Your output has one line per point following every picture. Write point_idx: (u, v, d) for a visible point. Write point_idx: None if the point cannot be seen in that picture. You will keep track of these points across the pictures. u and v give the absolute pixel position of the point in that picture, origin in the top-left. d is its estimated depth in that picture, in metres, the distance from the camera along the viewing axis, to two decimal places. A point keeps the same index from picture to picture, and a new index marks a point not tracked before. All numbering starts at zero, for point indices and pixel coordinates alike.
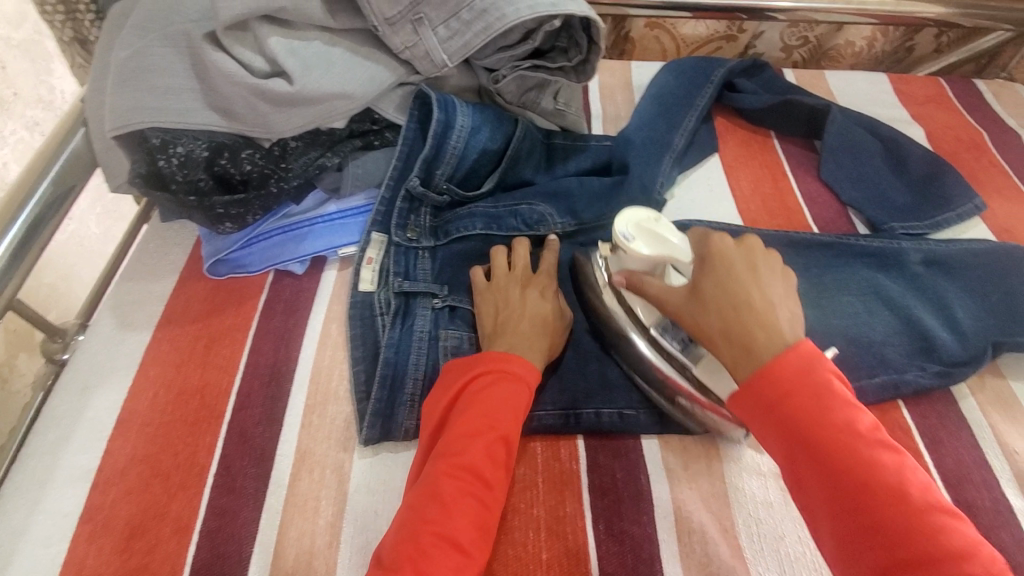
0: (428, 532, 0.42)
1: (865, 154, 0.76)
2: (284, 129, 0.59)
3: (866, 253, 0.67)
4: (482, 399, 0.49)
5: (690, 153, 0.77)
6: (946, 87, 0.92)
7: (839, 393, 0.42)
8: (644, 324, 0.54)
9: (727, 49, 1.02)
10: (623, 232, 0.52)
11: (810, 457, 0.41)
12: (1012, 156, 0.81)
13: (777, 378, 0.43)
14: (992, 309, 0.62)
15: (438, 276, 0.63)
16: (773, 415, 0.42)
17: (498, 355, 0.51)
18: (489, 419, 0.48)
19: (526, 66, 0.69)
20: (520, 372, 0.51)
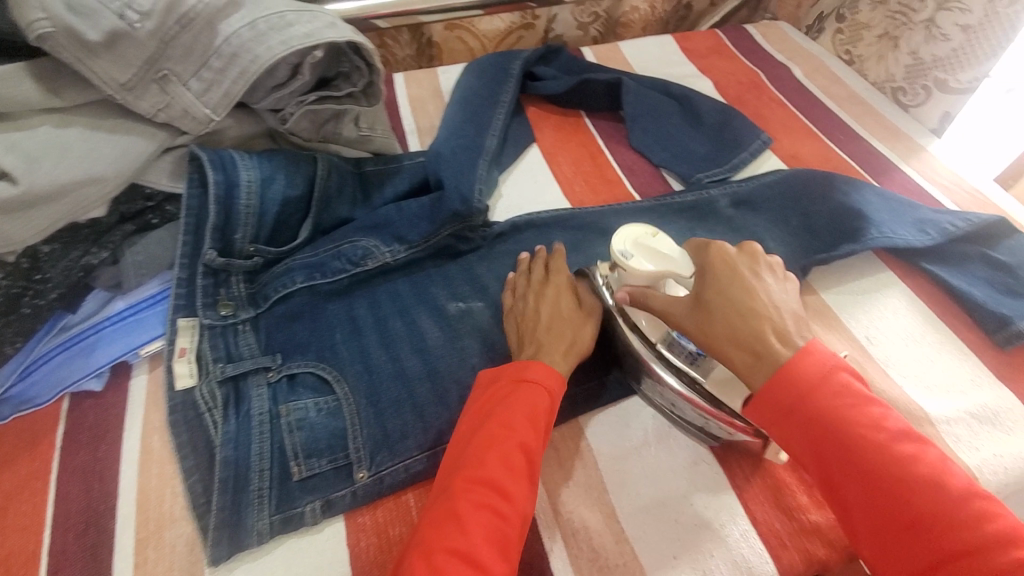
0: (442, 551, 0.38)
1: (664, 116, 0.81)
2: (29, 237, 0.50)
3: (684, 206, 0.71)
4: (499, 408, 0.46)
5: (508, 149, 0.77)
6: (722, 37, 1.00)
7: (856, 392, 0.41)
8: (652, 344, 0.51)
9: (529, 37, 1.04)
10: (621, 246, 0.52)
11: (831, 449, 0.41)
12: (786, 88, 0.90)
13: (807, 391, 0.41)
14: (794, 234, 0.68)
15: (266, 347, 0.56)
16: (795, 417, 0.42)
17: (517, 365, 0.49)
18: (505, 425, 0.45)
19: (312, 100, 0.64)
20: (537, 376, 0.48)
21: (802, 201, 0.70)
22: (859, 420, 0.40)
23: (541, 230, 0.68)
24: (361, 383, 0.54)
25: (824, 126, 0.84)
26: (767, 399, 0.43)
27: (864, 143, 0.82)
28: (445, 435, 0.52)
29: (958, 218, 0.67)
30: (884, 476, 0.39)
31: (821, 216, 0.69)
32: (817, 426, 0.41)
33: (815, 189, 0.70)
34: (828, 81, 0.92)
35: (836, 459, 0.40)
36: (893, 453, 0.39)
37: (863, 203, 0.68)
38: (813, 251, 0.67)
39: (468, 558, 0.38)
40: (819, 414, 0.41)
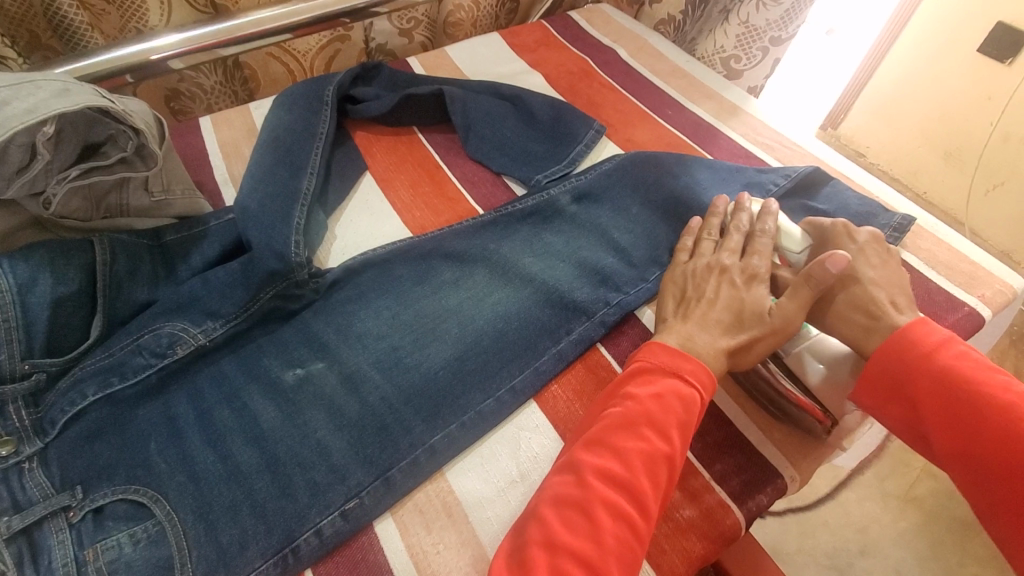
0: (565, 552, 0.38)
1: (497, 119, 0.78)
2: None
3: (525, 211, 0.69)
4: (652, 396, 0.46)
5: (336, 184, 0.71)
6: (548, 27, 0.99)
7: (957, 369, 0.47)
8: None
9: (347, 49, 0.98)
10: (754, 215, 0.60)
11: (942, 405, 0.46)
12: (614, 71, 0.91)
13: (926, 353, 0.48)
14: (638, 222, 0.68)
15: (62, 482, 0.46)
16: (899, 391, 0.49)
17: (672, 348, 0.49)
18: (652, 423, 0.44)
19: (71, 178, 0.54)
20: (691, 374, 0.47)
21: (637, 186, 0.71)
22: (970, 380, 0.46)
23: (379, 267, 0.63)
24: (187, 496, 0.47)
25: (655, 104, 0.85)
26: (889, 361, 0.49)
27: (693, 115, 0.84)
28: (293, 531, 0.46)
29: (780, 176, 0.70)
30: (986, 435, 0.44)
31: (660, 200, 0.69)
32: (928, 382, 0.47)
33: (648, 172, 0.71)
34: (652, 58, 0.94)
35: (942, 418, 0.46)
36: (999, 411, 0.44)
37: (696, 179, 0.70)
38: (657, 239, 0.67)
39: (594, 564, 0.38)
40: (944, 371, 0.47)
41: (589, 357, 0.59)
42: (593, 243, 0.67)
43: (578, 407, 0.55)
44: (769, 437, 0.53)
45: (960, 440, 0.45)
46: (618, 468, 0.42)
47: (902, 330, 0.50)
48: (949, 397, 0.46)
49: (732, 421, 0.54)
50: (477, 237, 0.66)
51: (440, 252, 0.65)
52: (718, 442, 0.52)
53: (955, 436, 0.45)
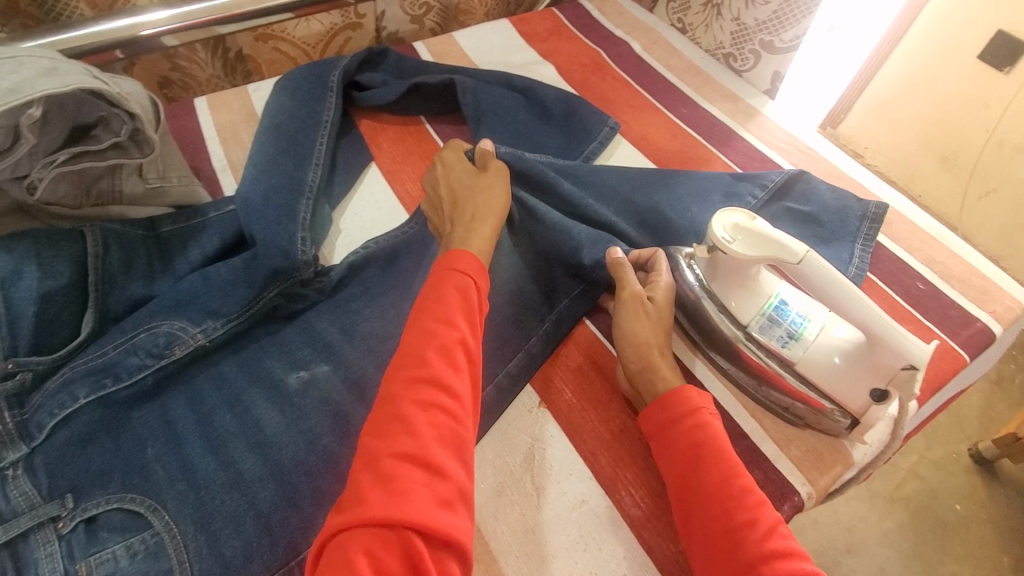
0: (390, 457, 0.36)
1: (510, 113, 0.76)
2: None
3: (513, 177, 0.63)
4: (435, 295, 0.46)
5: (341, 176, 0.69)
6: (560, 16, 0.96)
7: (702, 431, 0.45)
8: (743, 323, 0.56)
9: (358, 37, 0.94)
10: (721, 235, 0.53)
11: (681, 472, 0.45)
12: (627, 65, 0.88)
13: (679, 415, 0.46)
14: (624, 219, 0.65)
15: (50, 490, 0.43)
16: (662, 447, 0.47)
17: (443, 260, 0.50)
18: (440, 318, 0.44)
19: (59, 161, 0.50)
20: (469, 264, 0.49)
21: (630, 181, 0.67)
22: (714, 445, 0.44)
23: (387, 268, 0.61)
24: (186, 506, 0.44)
25: (670, 102, 0.83)
26: (656, 418, 0.48)
27: (708, 114, 0.82)
28: (300, 543, 0.44)
29: (757, 186, 0.68)
30: (709, 507, 0.42)
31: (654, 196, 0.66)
32: (679, 450, 0.45)
33: (644, 171, 0.68)
34: (665, 52, 0.91)
35: (681, 487, 0.44)
36: (724, 482, 0.42)
37: (687, 185, 0.67)
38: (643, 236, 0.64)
39: (425, 454, 0.37)
40: (687, 438, 0.45)
41: (603, 365, 0.57)
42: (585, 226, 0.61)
43: (594, 416, 0.54)
44: (784, 452, 0.53)
45: (691, 508, 0.43)
46: (425, 371, 0.41)
47: (677, 387, 0.48)
48: (688, 458, 0.45)
49: (748, 434, 0.54)
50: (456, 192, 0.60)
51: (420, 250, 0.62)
52: None
53: (685, 504, 0.44)
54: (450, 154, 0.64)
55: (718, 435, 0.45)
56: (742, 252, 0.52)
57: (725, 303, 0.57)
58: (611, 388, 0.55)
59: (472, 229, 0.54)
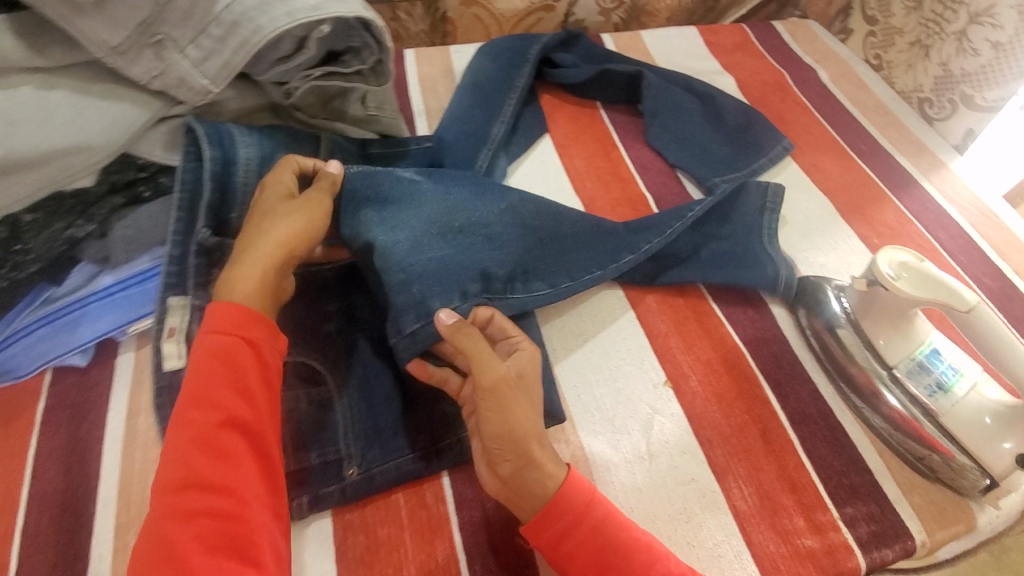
0: (204, 559, 0.38)
1: (685, 113, 0.78)
2: (8, 204, 0.47)
3: (377, 198, 0.55)
4: (210, 371, 0.43)
5: (519, 140, 0.75)
6: (749, 33, 0.97)
7: (602, 524, 0.43)
8: (887, 364, 0.55)
9: (548, 20, 1.00)
10: (887, 272, 0.52)
11: None
12: (811, 91, 0.87)
13: (577, 514, 0.43)
14: (590, 239, 0.59)
15: None
16: (562, 546, 0.43)
17: (215, 327, 0.44)
18: (207, 401, 0.42)
19: (319, 74, 0.60)
20: (227, 319, 0.45)
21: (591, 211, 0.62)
22: (618, 544, 0.43)
23: None
24: (354, 376, 0.52)
25: (848, 135, 0.81)
26: (542, 534, 0.43)
27: (886, 155, 0.79)
28: (441, 434, 0.50)
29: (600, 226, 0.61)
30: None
31: (552, 240, 0.58)
32: (587, 557, 0.43)
33: (529, 204, 0.59)
34: (854, 87, 0.89)
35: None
36: (648, 570, 0.42)
37: (569, 238, 0.59)
38: (550, 275, 0.57)
39: (242, 549, 0.39)
40: (587, 546, 0.43)
41: (735, 364, 0.58)
42: (452, 256, 0.53)
43: (715, 410, 0.54)
44: (907, 497, 0.51)
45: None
46: (183, 469, 0.40)
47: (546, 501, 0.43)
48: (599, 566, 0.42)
49: (871, 471, 0.52)
50: (360, 223, 0.53)
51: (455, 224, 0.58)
52: (849, 485, 0.51)
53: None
54: (290, 172, 0.53)
55: (615, 535, 0.43)
56: (908, 292, 0.51)
57: (871, 340, 0.56)
58: (738, 388, 0.56)
59: (238, 266, 0.47)
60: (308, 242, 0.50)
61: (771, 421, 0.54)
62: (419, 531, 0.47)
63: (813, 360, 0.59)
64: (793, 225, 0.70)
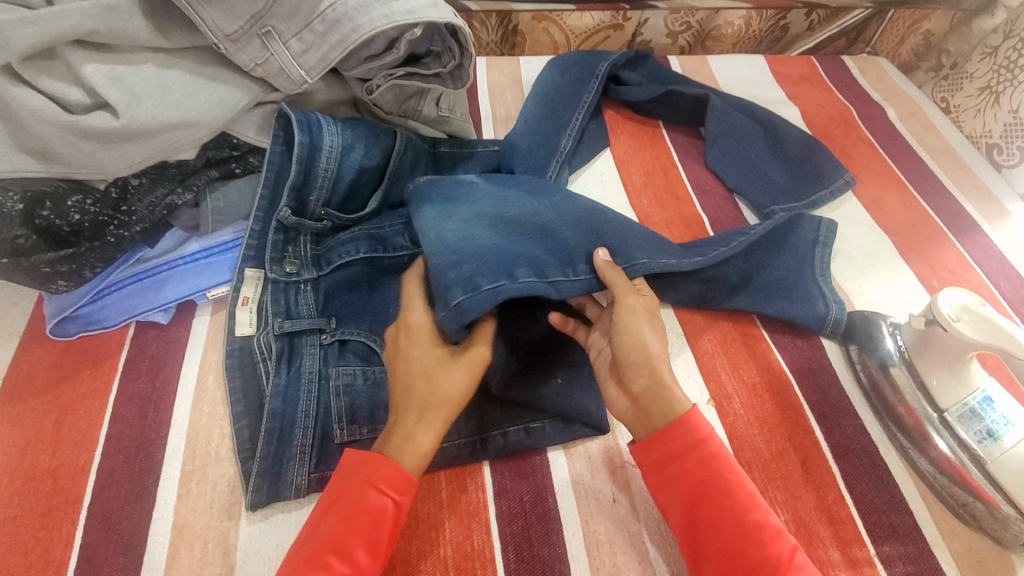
0: None
1: (746, 139, 0.79)
2: (119, 167, 0.52)
3: (433, 197, 0.57)
4: (345, 515, 0.43)
5: (581, 151, 0.77)
6: (817, 66, 0.97)
7: (710, 456, 0.46)
8: (939, 407, 0.54)
9: (615, 38, 1.02)
10: (946, 312, 0.53)
11: (689, 504, 0.45)
12: (876, 128, 0.86)
13: (683, 449, 0.46)
14: (658, 241, 0.59)
15: (324, 310, 0.57)
16: (665, 472, 0.46)
17: (370, 468, 0.44)
18: (337, 550, 0.41)
19: (401, 74, 0.63)
20: (387, 479, 0.44)
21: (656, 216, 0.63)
22: (717, 477, 0.45)
23: None
24: None
25: (913, 174, 0.80)
26: (653, 453, 0.47)
27: (952, 198, 0.78)
28: (488, 425, 0.53)
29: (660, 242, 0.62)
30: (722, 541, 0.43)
31: (611, 224, 0.57)
32: (683, 483, 0.46)
33: (581, 203, 0.59)
34: (921, 127, 0.88)
35: (691, 522, 0.45)
36: (745, 503, 0.44)
37: (624, 225, 0.57)
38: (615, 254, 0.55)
39: None
40: (693, 471, 0.46)
41: (780, 390, 0.58)
42: (503, 243, 0.52)
43: (757, 433, 0.55)
44: (946, 542, 0.50)
45: (701, 546, 0.44)
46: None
47: (676, 419, 0.47)
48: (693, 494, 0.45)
49: (912, 512, 0.51)
50: (418, 222, 0.55)
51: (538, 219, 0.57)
52: (890, 524, 0.50)
53: (694, 541, 0.44)
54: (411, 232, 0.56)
55: (719, 469, 0.45)
56: (968, 333, 0.51)
57: (924, 380, 0.56)
58: (780, 414, 0.56)
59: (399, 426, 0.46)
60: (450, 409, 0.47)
61: (812, 450, 0.54)
62: (457, 514, 0.48)
63: (860, 396, 0.58)
64: (848, 259, 0.69)
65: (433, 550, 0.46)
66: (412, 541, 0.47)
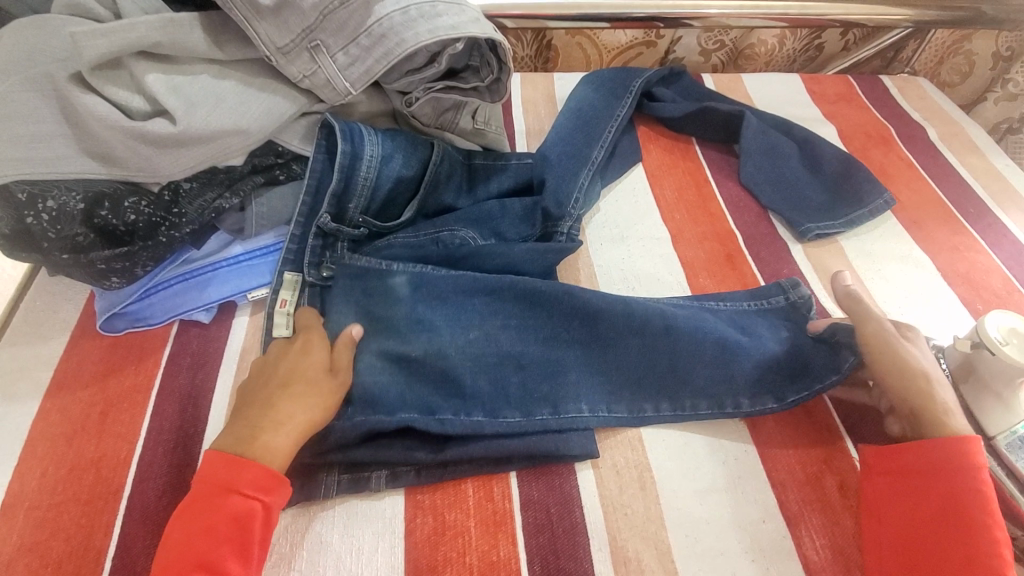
0: None
1: (782, 156, 0.78)
2: (172, 171, 0.54)
3: (354, 288, 0.58)
4: (202, 528, 0.41)
5: (613, 165, 0.77)
6: (853, 84, 0.95)
7: (969, 490, 0.45)
8: (987, 433, 0.52)
9: (648, 55, 1.03)
10: (994, 335, 0.52)
11: (922, 516, 0.46)
12: (917, 148, 0.85)
13: (934, 468, 0.47)
14: (598, 374, 0.56)
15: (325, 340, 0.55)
16: (908, 480, 0.48)
17: (221, 481, 0.43)
18: (201, 566, 0.40)
19: (440, 87, 0.65)
20: (247, 481, 0.43)
21: (605, 354, 0.56)
22: (968, 509, 0.44)
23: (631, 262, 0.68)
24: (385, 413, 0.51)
25: (955, 196, 0.78)
26: (896, 461, 0.49)
27: (996, 220, 0.76)
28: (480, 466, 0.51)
29: (639, 334, 0.57)
30: (941, 560, 0.44)
31: (521, 372, 0.55)
32: (927, 498, 0.46)
33: (506, 338, 0.56)
34: (964, 148, 0.86)
35: (911, 526, 0.46)
36: (989, 544, 0.43)
37: (536, 374, 0.55)
38: (516, 405, 0.53)
39: None
40: (942, 493, 0.46)
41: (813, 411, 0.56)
42: (396, 387, 0.52)
43: (792, 454, 0.53)
44: None
45: (915, 556, 0.45)
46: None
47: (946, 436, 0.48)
48: (927, 510, 0.46)
49: None
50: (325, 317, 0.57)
51: (472, 333, 0.56)
52: None
53: (907, 547, 0.45)
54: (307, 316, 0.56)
55: (976, 504, 0.44)
56: (1017, 357, 0.50)
57: (970, 406, 0.54)
58: (817, 436, 0.54)
59: (271, 432, 0.45)
60: (304, 381, 0.49)
61: (851, 475, 0.52)
62: (483, 523, 0.48)
63: None
64: (888, 280, 0.68)
65: (460, 557, 0.46)
66: (439, 548, 0.47)
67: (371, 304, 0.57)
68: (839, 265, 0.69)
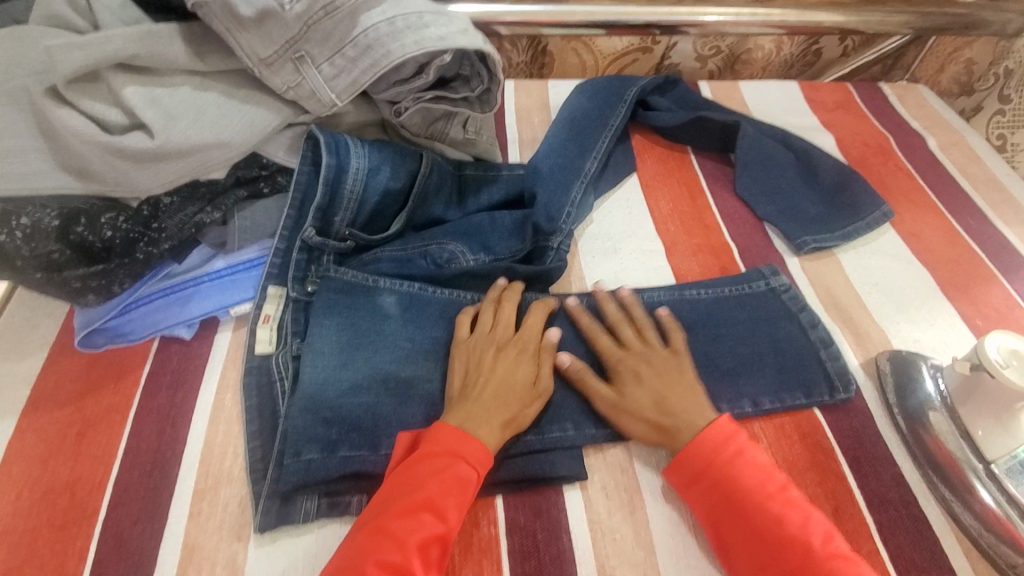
0: None
1: (778, 167, 0.77)
2: (151, 186, 0.53)
3: (336, 306, 0.56)
4: (430, 475, 0.44)
5: (607, 175, 0.76)
6: (852, 92, 0.94)
7: (739, 459, 0.47)
8: (984, 457, 0.52)
9: (643, 61, 1.01)
10: (995, 358, 0.50)
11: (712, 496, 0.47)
12: (916, 158, 0.83)
13: (707, 449, 0.48)
14: (588, 391, 0.55)
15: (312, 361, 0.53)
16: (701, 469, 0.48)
17: (453, 441, 0.46)
18: (432, 506, 0.43)
19: (429, 98, 0.63)
20: (472, 453, 0.46)
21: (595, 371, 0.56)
22: (746, 477, 0.47)
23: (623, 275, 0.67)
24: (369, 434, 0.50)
25: (955, 208, 0.77)
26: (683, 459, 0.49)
27: (998, 232, 0.74)
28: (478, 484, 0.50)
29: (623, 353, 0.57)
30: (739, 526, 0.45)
31: None
32: (713, 480, 0.47)
33: None
34: (965, 158, 0.84)
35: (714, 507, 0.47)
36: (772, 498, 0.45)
37: None
38: None
39: None
40: (710, 470, 0.48)
41: (808, 432, 0.55)
42: (383, 408, 0.51)
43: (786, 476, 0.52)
44: None
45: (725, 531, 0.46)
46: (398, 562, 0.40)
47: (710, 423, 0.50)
48: (714, 488, 0.47)
49: (956, 571, 0.48)
50: (311, 337, 0.54)
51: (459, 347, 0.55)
52: None
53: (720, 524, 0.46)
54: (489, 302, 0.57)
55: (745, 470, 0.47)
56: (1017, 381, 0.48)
57: (968, 429, 0.53)
58: (812, 458, 0.53)
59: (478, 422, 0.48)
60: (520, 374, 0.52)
61: (846, 498, 0.51)
62: (467, 549, 0.47)
63: (898, 441, 0.55)
64: (886, 294, 0.66)
65: None
66: None
67: (359, 318, 0.56)
68: (836, 279, 0.68)
